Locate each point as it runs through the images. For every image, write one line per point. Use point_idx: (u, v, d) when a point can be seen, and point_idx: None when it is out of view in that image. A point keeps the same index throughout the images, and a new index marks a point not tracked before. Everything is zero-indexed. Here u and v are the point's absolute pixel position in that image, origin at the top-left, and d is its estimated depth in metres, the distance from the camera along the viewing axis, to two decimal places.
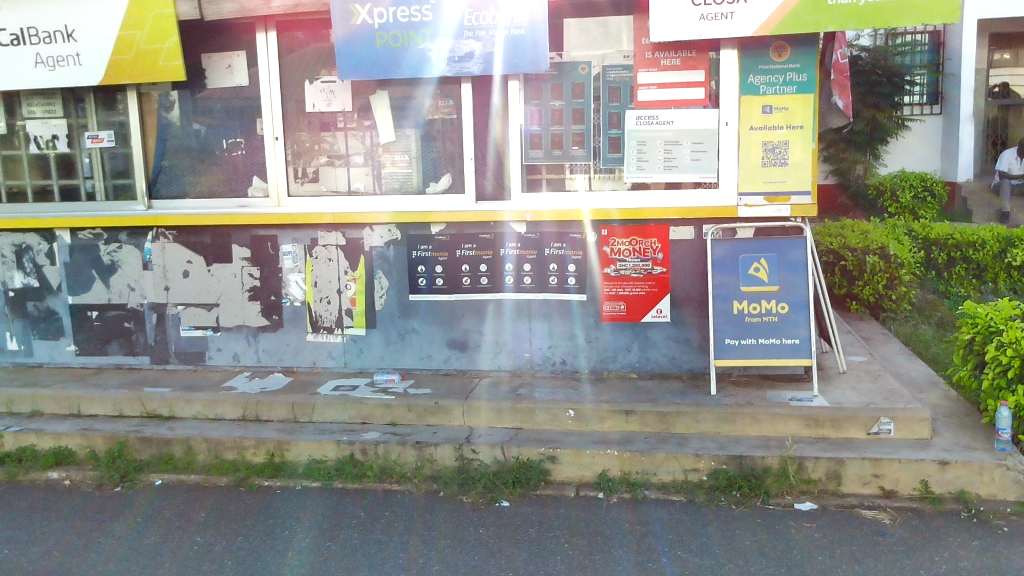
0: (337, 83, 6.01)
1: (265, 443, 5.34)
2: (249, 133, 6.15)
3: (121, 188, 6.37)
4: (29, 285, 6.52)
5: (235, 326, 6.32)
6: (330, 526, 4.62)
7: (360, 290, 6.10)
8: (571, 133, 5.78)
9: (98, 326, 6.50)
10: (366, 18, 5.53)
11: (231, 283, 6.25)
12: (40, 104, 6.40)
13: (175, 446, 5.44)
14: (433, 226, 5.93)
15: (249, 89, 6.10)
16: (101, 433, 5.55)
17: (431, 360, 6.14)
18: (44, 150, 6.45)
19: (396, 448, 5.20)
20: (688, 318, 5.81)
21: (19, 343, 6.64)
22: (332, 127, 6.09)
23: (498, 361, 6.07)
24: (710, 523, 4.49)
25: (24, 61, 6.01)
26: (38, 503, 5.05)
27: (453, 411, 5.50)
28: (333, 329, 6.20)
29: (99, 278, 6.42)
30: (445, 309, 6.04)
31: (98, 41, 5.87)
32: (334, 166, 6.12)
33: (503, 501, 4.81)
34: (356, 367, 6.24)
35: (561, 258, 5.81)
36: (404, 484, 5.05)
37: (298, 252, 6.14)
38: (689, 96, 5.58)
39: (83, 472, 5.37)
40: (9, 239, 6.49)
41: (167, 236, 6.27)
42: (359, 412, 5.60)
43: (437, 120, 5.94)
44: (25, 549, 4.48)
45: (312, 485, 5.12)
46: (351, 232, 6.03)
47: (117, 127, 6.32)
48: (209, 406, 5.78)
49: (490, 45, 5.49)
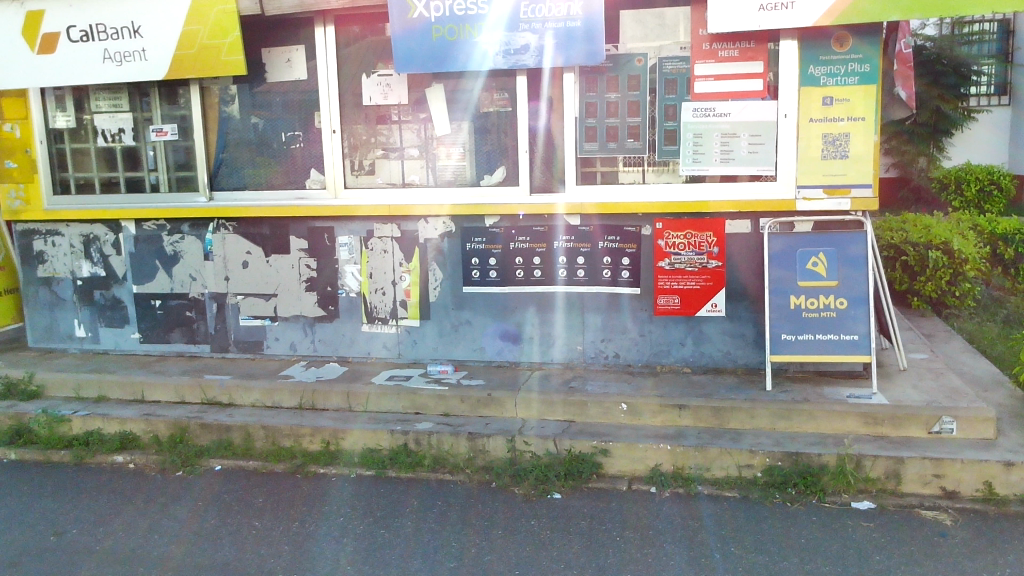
0: (393, 76, 6.06)
1: (321, 432, 5.43)
2: (307, 126, 6.25)
3: (184, 179, 6.51)
4: (96, 274, 6.74)
5: (292, 316, 6.44)
6: (384, 514, 4.68)
7: (415, 281, 6.13)
8: (626, 126, 5.74)
9: (161, 315, 6.68)
10: (422, 11, 5.58)
11: (289, 273, 6.36)
12: (106, 99, 6.59)
13: (235, 432, 5.57)
14: (487, 218, 5.96)
15: (308, 82, 6.19)
16: (164, 419, 5.71)
17: (484, 351, 6.18)
18: (111, 143, 6.64)
19: (448, 438, 5.24)
20: (743, 313, 5.74)
21: (87, 330, 6.87)
22: (387, 120, 6.15)
23: (550, 353, 6.08)
24: (765, 520, 4.45)
25: (93, 57, 6.18)
26: (104, 485, 5.23)
27: (505, 402, 5.53)
28: (387, 320, 6.27)
29: (162, 268, 6.60)
30: (498, 302, 6.06)
31: (164, 37, 6.02)
32: (390, 159, 6.18)
33: (555, 493, 4.82)
34: (411, 358, 6.31)
35: (615, 251, 5.78)
36: (457, 475, 5.09)
37: (354, 244, 6.22)
38: (747, 88, 5.48)
39: (146, 457, 5.54)
40: (78, 230, 6.72)
41: (228, 226, 6.41)
42: (413, 402, 5.66)
43: (492, 112, 5.94)
44: (92, 529, 4.65)
45: (366, 473, 5.20)
46: (406, 224, 6.10)
47: (180, 120, 6.47)
48: (267, 394, 5.90)
49: (546, 38, 5.49)
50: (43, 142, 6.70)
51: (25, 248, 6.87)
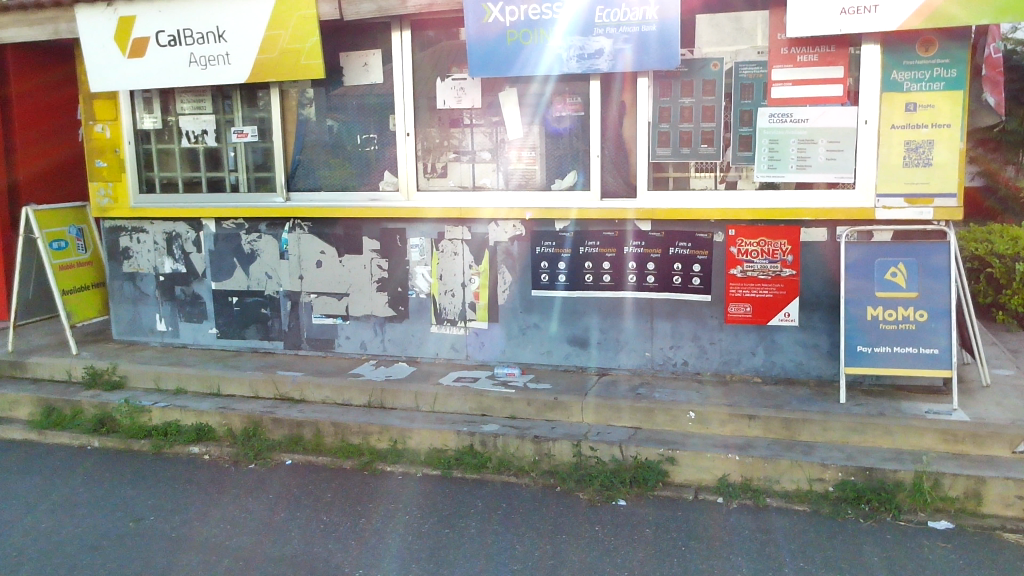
0: (467, 80, 6.11)
1: (388, 430, 5.50)
2: (382, 128, 6.35)
3: (262, 180, 6.69)
4: (177, 270, 6.97)
5: (364, 316, 6.55)
6: (448, 514, 4.73)
7: (484, 284, 6.20)
8: (700, 131, 5.67)
9: (238, 311, 6.87)
10: (497, 16, 5.63)
11: (361, 273, 6.47)
12: (190, 101, 6.82)
13: (305, 428, 5.68)
14: (558, 222, 5.96)
15: (384, 86, 6.29)
16: (238, 412, 5.86)
17: (551, 355, 6.18)
18: (194, 144, 6.87)
19: (514, 441, 5.26)
20: (817, 323, 5.61)
21: (167, 325, 7.11)
22: (460, 123, 6.20)
23: (618, 359, 6.04)
24: (836, 536, 4.34)
25: (180, 61, 6.40)
26: (181, 475, 5.41)
27: (572, 407, 5.51)
28: (456, 321, 6.33)
29: (240, 266, 6.78)
30: (567, 306, 6.06)
31: (246, 41, 6.20)
32: (462, 162, 6.23)
33: (620, 499, 4.80)
34: (478, 360, 6.35)
35: (686, 257, 5.73)
36: (522, 478, 5.11)
37: (425, 246, 6.29)
38: (826, 93, 5.37)
39: (221, 448, 5.70)
40: (162, 227, 6.97)
41: (304, 226, 6.56)
42: (480, 404, 5.69)
43: (565, 117, 5.95)
44: (169, 516, 4.82)
45: (433, 473, 5.26)
46: (477, 226, 6.15)
47: (260, 122, 6.65)
48: (337, 391, 6.01)
49: (621, 42, 5.47)
50: (131, 142, 6.96)
51: (112, 243, 7.15)
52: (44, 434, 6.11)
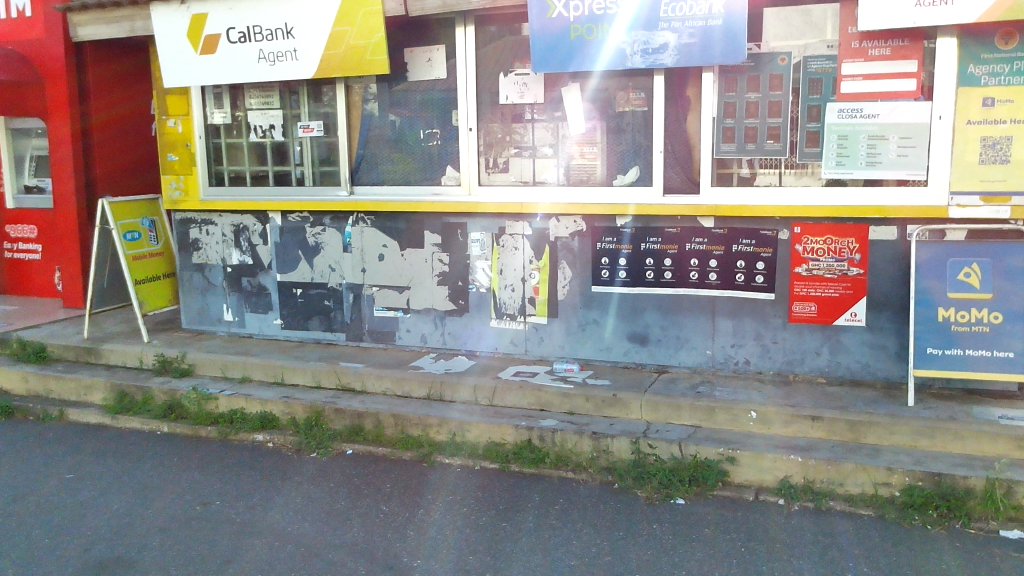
0: (530, 76, 6.12)
1: (447, 423, 5.55)
2: (445, 123, 6.40)
3: (327, 174, 6.80)
4: (244, 262, 7.14)
5: (424, 309, 6.61)
6: (506, 507, 4.75)
7: (544, 279, 6.20)
8: (766, 127, 5.57)
9: (302, 303, 7.00)
10: (561, 11, 5.64)
11: (423, 267, 6.54)
12: (258, 97, 6.96)
13: (366, 418, 5.76)
14: (619, 218, 5.93)
15: (447, 81, 6.34)
16: (301, 401, 5.97)
17: (611, 352, 6.16)
18: (261, 138, 7.01)
19: (572, 436, 5.25)
20: (885, 324, 5.48)
21: (234, 315, 7.29)
22: (522, 118, 6.21)
23: (678, 356, 5.99)
24: (901, 542, 4.24)
25: (249, 57, 6.55)
26: (246, 461, 5.55)
27: (631, 404, 5.49)
28: (515, 316, 6.35)
29: (304, 258, 6.91)
30: (627, 303, 6.03)
31: (313, 37, 6.31)
32: (524, 157, 6.24)
33: (679, 498, 4.77)
34: (537, 355, 6.36)
35: (749, 255, 5.65)
36: (579, 473, 5.11)
37: (486, 240, 6.33)
38: (898, 88, 5.23)
39: (284, 437, 5.83)
40: (230, 220, 7.14)
41: (367, 220, 6.64)
42: (538, 398, 5.70)
43: (628, 112, 5.91)
44: (234, 502, 4.95)
45: (490, 466, 5.29)
46: (538, 221, 6.16)
47: (325, 117, 6.76)
48: (397, 383, 6.08)
49: (686, 37, 5.41)
50: (202, 136, 7.15)
51: (183, 235, 7.36)
52: (117, 418, 6.33)
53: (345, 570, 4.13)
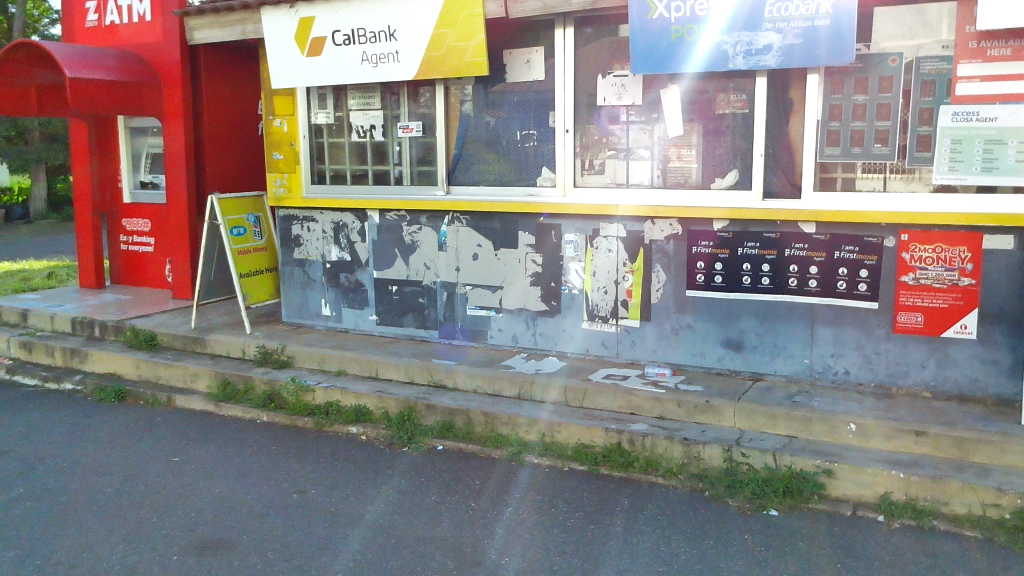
0: (628, 77, 6.08)
1: (537, 423, 5.57)
2: (542, 125, 6.42)
3: (425, 174, 6.92)
4: (343, 258, 7.33)
5: (516, 309, 6.65)
6: (595, 510, 4.74)
7: (637, 282, 6.16)
8: (874, 130, 5.39)
9: (397, 300, 7.15)
10: (663, 12, 5.60)
11: (516, 267, 6.58)
12: (360, 97, 7.15)
13: (457, 415, 5.84)
14: (716, 222, 5.84)
15: (545, 82, 6.37)
16: (394, 396, 6.09)
17: (704, 357, 6.07)
18: (362, 138, 7.18)
19: (663, 441, 5.19)
20: (998, 337, 5.22)
21: (331, 310, 7.50)
22: (619, 120, 6.18)
23: (774, 364, 5.85)
24: (1011, 568, 4.03)
25: (353, 59, 6.72)
26: (341, 452, 5.70)
27: (724, 411, 5.39)
28: (608, 318, 6.33)
29: (401, 256, 7.05)
30: (721, 308, 5.93)
31: (415, 39, 6.42)
32: (619, 159, 6.21)
33: (772, 509, 4.66)
34: (628, 358, 6.33)
35: (852, 262, 5.47)
36: (669, 479, 5.05)
37: (580, 242, 6.32)
38: (1019, 90, 4.95)
39: (377, 430, 5.96)
40: (330, 217, 7.33)
41: (462, 220, 6.73)
42: (629, 402, 5.66)
43: (727, 114, 5.81)
44: (329, 491, 5.10)
45: (579, 468, 5.29)
46: (633, 224, 6.12)
47: (424, 118, 6.89)
48: (488, 381, 6.14)
49: (791, 37, 5.29)
50: (306, 136, 7.38)
51: (285, 231, 7.61)
52: (220, 406, 6.60)
53: (434, 563, 4.20)
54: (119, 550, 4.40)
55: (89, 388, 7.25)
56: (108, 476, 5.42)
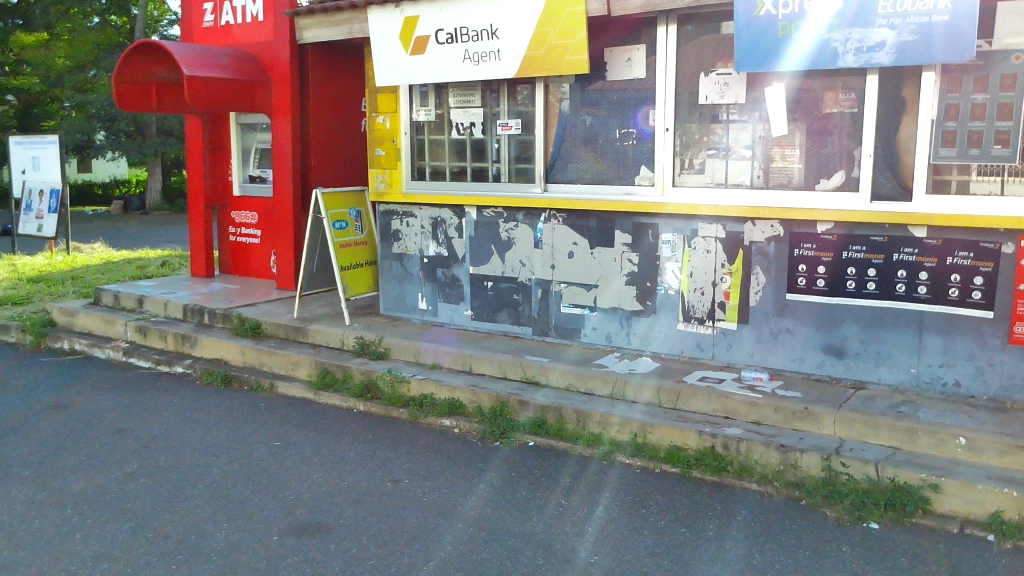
0: (732, 75, 5.97)
1: (629, 423, 5.54)
2: (642, 123, 6.38)
3: (523, 171, 6.97)
4: (440, 253, 7.46)
5: (611, 308, 6.63)
6: (686, 514, 4.68)
7: (735, 284, 6.05)
8: (994, 131, 5.14)
9: (492, 295, 7.23)
10: (770, 9, 5.48)
11: (612, 266, 6.56)
12: (461, 95, 7.25)
13: (549, 412, 5.86)
14: (820, 224, 5.67)
15: (646, 80, 6.32)
16: (488, 391, 6.16)
17: (803, 363, 5.92)
18: (463, 135, 7.28)
19: (758, 447, 5.09)
20: None
21: (427, 304, 7.64)
22: (721, 119, 6.08)
23: (878, 373, 5.66)
24: None
25: (455, 57, 6.82)
26: (435, 444, 5.81)
27: (823, 418, 5.24)
28: (704, 320, 6.24)
29: (497, 253, 7.12)
30: (823, 313, 5.77)
31: (517, 37, 6.47)
32: (719, 158, 6.10)
33: (872, 523, 4.52)
34: (724, 361, 6.23)
35: (966, 269, 5.23)
36: (763, 486, 4.95)
37: (677, 242, 6.25)
38: None
39: (470, 423, 6.04)
40: (429, 213, 7.47)
41: (558, 218, 6.75)
42: (724, 406, 5.57)
43: (835, 113, 5.65)
44: (422, 481, 5.20)
45: (671, 471, 5.23)
46: (733, 225, 6.01)
47: (523, 116, 6.93)
48: (581, 379, 6.15)
49: (906, 34, 5.09)
50: (407, 133, 7.54)
51: (385, 226, 7.77)
52: (319, 394, 6.81)
53: (524, 558, 4.23)
54: (224, 528, 4.61)
55: (198, 372, 7.60)
56: (215, 457, 5.68)
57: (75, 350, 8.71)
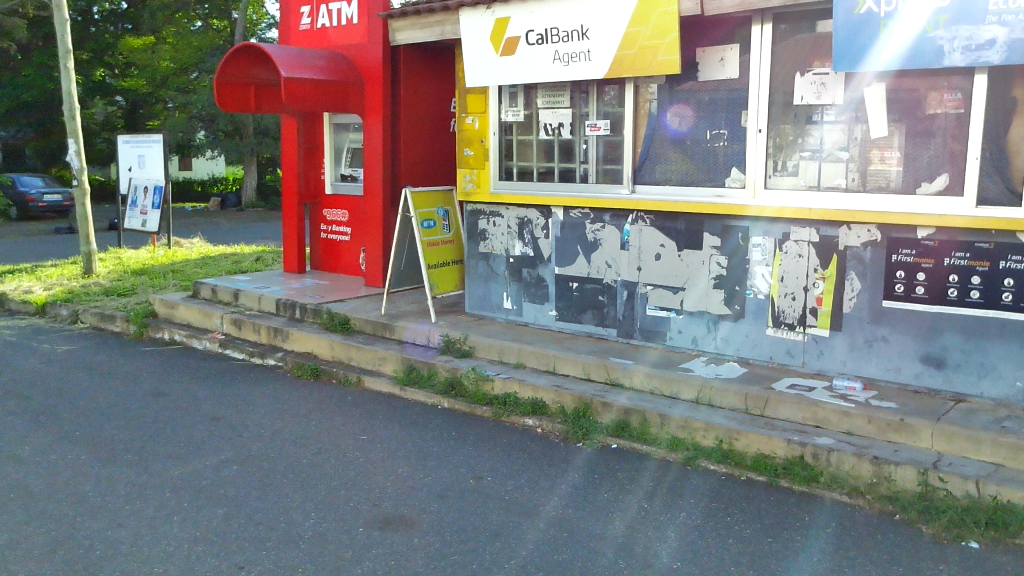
0: (830, 75, 5.81)
1: (714, 429, 5.45)
2: (734, 124, 6.27)
3: (611, 172, 6.94)
4: (526, 253, 7.48)
5: (698, 311, 6.54)
6: (773, 524, 4.58)
7: (828, 290, 5.89)
8: None
9: (577, 296, 7.21)
10: (872, 6, 5.32)
11: (700, 269, 6.46)
12: (550, 96, 7.26)
13: (632, 415, 5.82)
14: (920, 229, 5.46)
15: (739, 81, 6.21)
16: (571, 392, 6.15)
17: (900, 373, 5.71)
18: (551, 136, 7.29)
19: (850, 458, 4.94)
20: None
21: (512, 303, 7.68)
22: (817, 120, 5.92)
23: (981, 386, 5.42)
24: None
25: (545, 57, 6.83)
26: (518, 443, 5.84)
27: (920, 431, 5.05)
28: (795, 326, 6.09)
29: (583, 253, 7.11)
30: (922, 321, 5.56)
31: (608, 37, 6.44)
32: (814, 160, 5.94)
33: (972, 541, 4.33)
34: (815, 368, 6.06)
35: None
36: (855, 498, 4.80)
37: (768, 245, 6.11)
38: None
39: (553, 424, 6.05)
40: (515, 213, 7.50)
41: (646, 219, 6.69)
42: (815, 414, 5.42)
43: (939, 114, 5.43)
44: (505, 479, 5.23)
45: (757, 479, 5.13)
46: (827, 229, 5.84)
47: (611, 116, 6.90)
48: (667, 383, 6.07)
49: (1018, 31, 4.85)
50: (496, 133, 7.60)
51: (472, 225, 7.85)
52: (405, 389, 6.93)
53: (605, 560, 4.22)
54: (312, 517, 4.74)
55: (289, 365, 7.82)
56: (304, 447, 5.84)
57: (175, 341, 9.09)
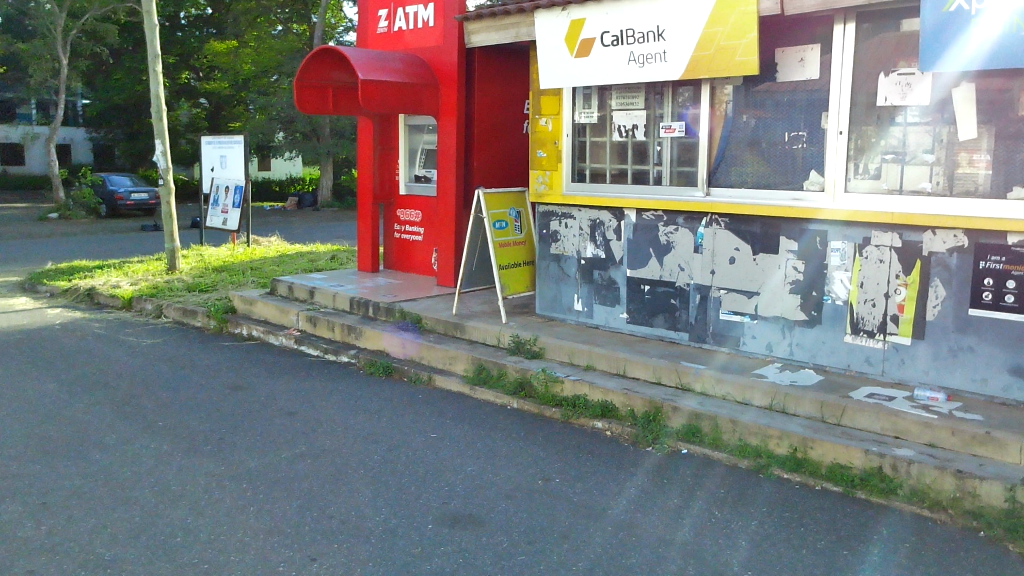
0: (915, 75, 5.62)
1: (789, 437, 5.34)
2: (813, 126, 6.14)
3: (685, 174, 6.86)
4: (597, 255, 7.46)
5: (772, 317, 6.41)
6: (850, 536, 4.46)
7: (911, 297, 5.71)
8: None
9: (648, 299, 7.15)
10: (962, 4, 5.12)
11: (775, 273, 6.34)
12: (625, 97, 7.22)
13: (704, 420, 5.74)
14: (1011, 235, 5.26)
15: (820, 81, 6.08)
16: (641, 395, 6.10)
17: (986, 384, 5.50)
18: (625, 138, 7.26)
19: (932, 471, 4.78)
20: None
21: (583, 305, 7.66)
22: (901, 122, 5.74)
23: None
24: None
25: (620, 59, 6.80)
26: (587, 445, 5.82)
27: (1008, 445, 4.85)
28: (874, 333, 5.92)
29: (655, 256, 7.05)
30: (1011, 331, 5.34)
31: (684, 38, 6.37)
32: (897, 163, 5.77)
33: None
34: (896, 377, 5.88)
35: None
36: (936, 513, 4.65)
37: (847, 250, 5.96)
38: None
39: (622, 427, 6.02)
40: (588, 214, 7.48)
41: (720, 222, 6.60)
42: (895, 425, 5.26)
43: None
44: (574, 481, 5.22)
45: (833, 489, 5.01)
46: (910, 234, 5.66)
47: (687, 118, 6.82)
48: (739, 389, 5.97)
49: None
50: (570, 135, 7.61)
51: (544, 226, 7.85)
52: (475, 389, 6.98)
53: (674, 566, 4.17)
54: (383, 512, 4.82)
55: (362, 362, 7.96)
56: (376, 443, 5.94)
57: (253, 337, 9.34)
